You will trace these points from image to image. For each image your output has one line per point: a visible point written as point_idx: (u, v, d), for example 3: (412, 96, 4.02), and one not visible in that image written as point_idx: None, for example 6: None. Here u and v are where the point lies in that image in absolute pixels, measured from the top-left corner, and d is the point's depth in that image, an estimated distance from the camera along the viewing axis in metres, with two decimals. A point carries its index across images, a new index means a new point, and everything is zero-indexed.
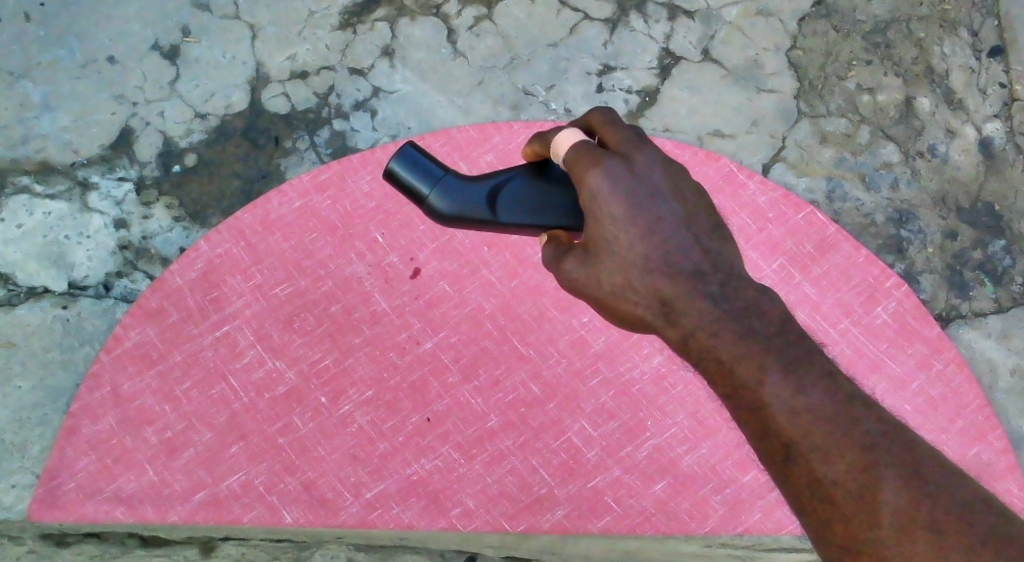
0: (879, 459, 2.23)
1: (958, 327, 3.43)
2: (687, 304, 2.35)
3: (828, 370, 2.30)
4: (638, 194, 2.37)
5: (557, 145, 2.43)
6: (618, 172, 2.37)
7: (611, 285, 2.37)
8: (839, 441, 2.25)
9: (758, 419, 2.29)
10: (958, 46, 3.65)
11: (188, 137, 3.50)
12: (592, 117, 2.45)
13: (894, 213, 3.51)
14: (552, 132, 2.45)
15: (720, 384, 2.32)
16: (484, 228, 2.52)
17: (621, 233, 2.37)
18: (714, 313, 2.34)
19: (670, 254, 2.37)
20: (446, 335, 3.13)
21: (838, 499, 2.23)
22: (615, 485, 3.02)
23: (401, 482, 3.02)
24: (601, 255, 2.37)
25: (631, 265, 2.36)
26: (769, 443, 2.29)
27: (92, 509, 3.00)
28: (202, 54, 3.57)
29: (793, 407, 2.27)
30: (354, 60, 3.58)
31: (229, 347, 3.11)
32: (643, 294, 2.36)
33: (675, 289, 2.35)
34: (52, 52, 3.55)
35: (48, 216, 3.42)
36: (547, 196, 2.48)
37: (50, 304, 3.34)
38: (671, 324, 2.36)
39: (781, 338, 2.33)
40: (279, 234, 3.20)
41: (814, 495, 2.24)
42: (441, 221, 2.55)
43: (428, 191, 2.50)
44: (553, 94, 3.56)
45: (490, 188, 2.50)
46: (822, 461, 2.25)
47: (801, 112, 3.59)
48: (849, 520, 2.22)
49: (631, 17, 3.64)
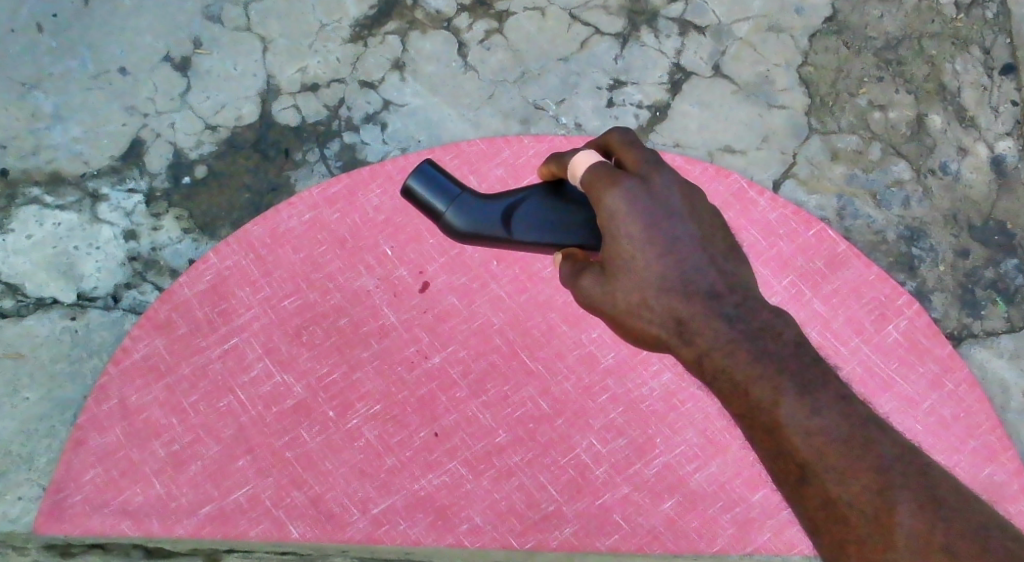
0: (892, 480, 2.23)
1: (970, 346, 3.41)
2: (701, 323, 2.34)
3: (840, 390, 2.29)
4: (656, 213, 2.35)
5: (574, 165, 2.42)
6: (637, 192, 2.36)
7: (626, 304, 2.36)
8: (852, 462, 2.25)
9: (772, 440, 2.29)
10: (970, 63, 3.63)
11: (198, 149, 3.50)
12: (611, 137, 2.43)
13: (906, 231, 3.49)
14: (570, 153, 2.44)
15: (734, 401, 2.32)
16: (499, 245, 2.51)
17: (638, 252, 2.36)
18: (729, 332, 2.33)
19: (687, 274, 2.36)
20: (455, 350, 3.12)
21: (852, 520, 2.23)
22: (624, 502, 3.01)
23: (408, 498, 3.01)
24: (616, 274, 2.36)
25: (648, 284, 2.35)
26: (782, 464, 2.29)
27: (98, 522, 2.99)
28: (213, 66, 3.57)
29: (805, 428, 2.27)
30: (364, 73, 3.58)
31: (237, 360, 3.10)
32: (657, 313, 2.35)
33: (690, 308, 2.34)
34: (64, 63, 3.54)
35: (58, 227, 3.42)
36: (562, 215, 2.47)
37: (58, 315, 3.34)
38: (686, 343, 2.35)
39: (796, 355, 2.31)
40: (289, 247, 3.20)
41: (828, 516, 2.25)
42: (458, 238, 2.54)
43: (444, 207, 2.50)
44: (563, 108, 3.56)
45: (505, 206, 2.49)
46: (837, 483, 2.25)
47: (812, 129, 3.57)
48: (863, 541, 2.21)
49: (642, 32, 3.63)
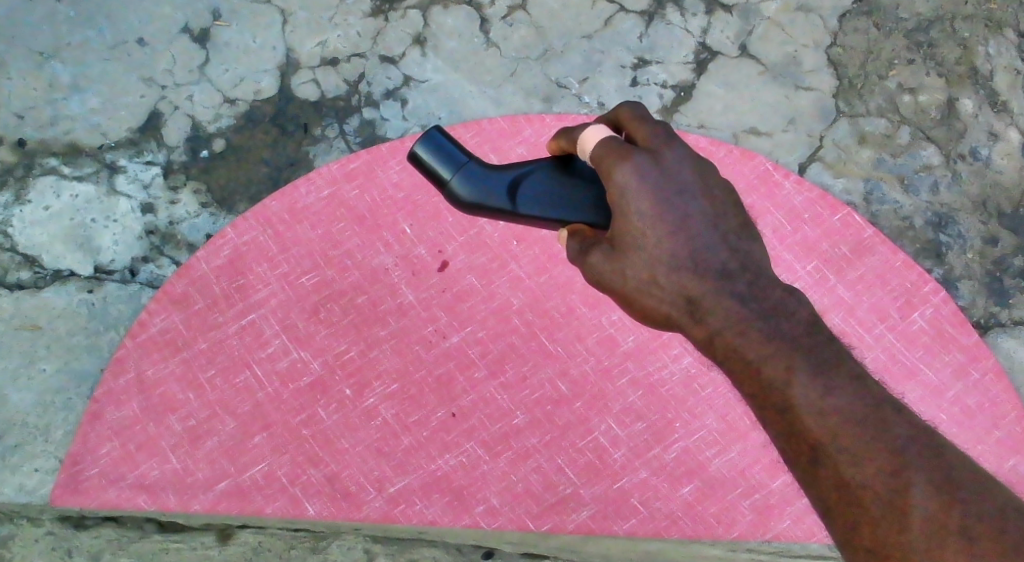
0: (908, 463, 2.21)
1: (998, 335, 3.31)
2: (713, 302, 2.30)
3: (852, 372, 2.26)
4: (668, 190, 2.31)
5: (585, 140, 2.37)
6: (647, 167, 2.31)
7: (636, 282, 2.32)
8: (867, 443, 2.22)
9: (784, 421, 2.26)
10: (1004, 46, 3.51)
11: (216, 122, 3.42)
12: (621, 111, 2.39)
13: (933, 217, 3.39)
14: (579, 128, 2.40)
15: (746, 382, 2.29)
16: (503, 219, 2.46)
17: (648, 229, 2.31)
18: (741, 312, 2.29)
19: (698, 253, 2.31)
20: (473, 330, 3.10)
21: (866, 502, 2.20)
22: (642, 487, 3.00)
23: (425, 478, 3.00)
24: (626, 250, 2.31)
25: (658, 261, 2.30)
26: (794, 445, 2.26)
27: (114, 495, 2.99)
28: (231, 38, 3.48)
29: (819, 409, 2.24)
30: (385, 47, 3.48)
31: (254, 336, 3.09)
32: (668, 291, 2.31)
33: (701, 287, 2.30)
34: (82, 33, 3.46)
35: (76, 198, 3.36)
36: (570, 190, 2.42)
37: (75, 288, 3.29)
38: (697, 322, 2.31)
39: (808, 335, 2.29)
40: (307, 223, 3.17)
41: (842, 498, 2.22)
42: (463, 209, 2.50)
43: (450, 175, 2.45)
44: (586, 87, 3.45)
45: (512, 179, 2.44)
46: (851, 465, 2.22)
47: (840, 112, 3.46)
48: (877, 524, 2.19)
49: (667, 10, 3.51)
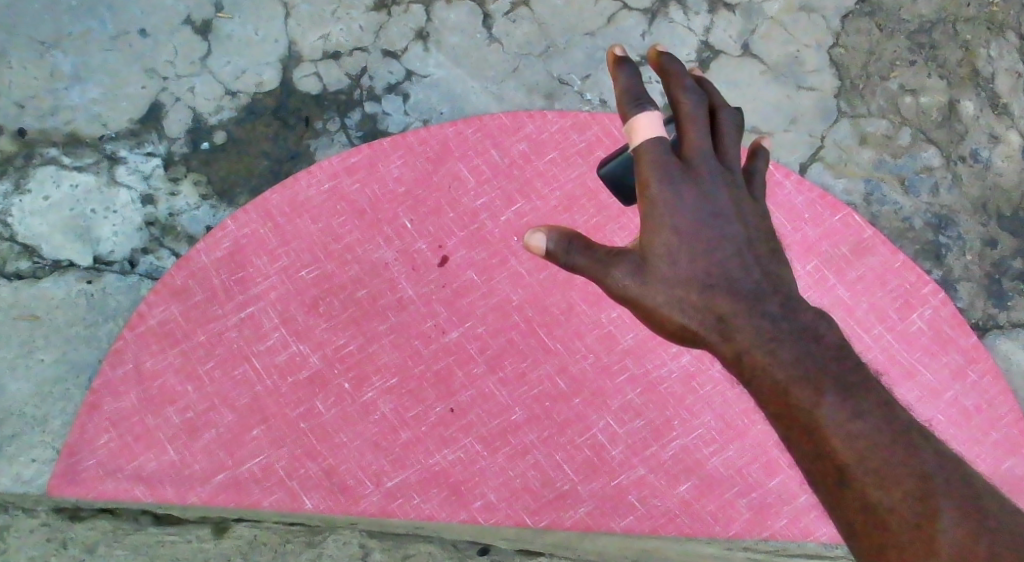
0: (929, 446, 2.19)
1: (995, 337, 3.25)
2: (743, 320, 2.29)
3: None
4: (703, 211, 2.32)
5: (635, 126, 2.33)
6: (685, 192, 2.31)
7: (667, 304, 2.32)
8: (893, 424, 2.20)
9: (810, 438, 2.21)
10: (1006, 50, 3.42)
11: (217, 114, 3.39)
12: (681, 103, 2.34)
13: (933, 218, 3.32)
14: (633, 107, 2.34)
15: (772, 402, 2.25)
16: None
17: (683, 248, 2.31)
18: (773, 332, 2.28)
19: (728, 273, 2.31)
20: (472, 325, 3.12)
21: (891, 524, 2.15)
22: (639, 484, 3.03)
23: (422, 473, 3.04)
24: (656, 270, 2.32)
25: (690, 282, 2.31)
26: (820, 467, 2.21)
27: (112, 486, 3.02)
28: (235, 31, 3.43)
29: (846, 430, 2.19)
30: (388, 41, 3.43)
31: (253, 329, 3.11)
32: (700, 311, 2.31)
33: (733, 306, 2.30)
34: (84, 23, 3.42)
35: (75, 189, 3.33)
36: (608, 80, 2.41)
37: (74, 278, 3.27)
38: (725, 340, 2.30)
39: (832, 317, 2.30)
40: (307, 217, 3.18)
41: (868, 521, 2.16)
42: None
43: None
44: (588, 84, 3.40)
45: None
46: (880, 445, 2.18)
47: (841, 112, 3.37)
48: (903, 547, 2.14)
49: (669, 7, 3.43)
